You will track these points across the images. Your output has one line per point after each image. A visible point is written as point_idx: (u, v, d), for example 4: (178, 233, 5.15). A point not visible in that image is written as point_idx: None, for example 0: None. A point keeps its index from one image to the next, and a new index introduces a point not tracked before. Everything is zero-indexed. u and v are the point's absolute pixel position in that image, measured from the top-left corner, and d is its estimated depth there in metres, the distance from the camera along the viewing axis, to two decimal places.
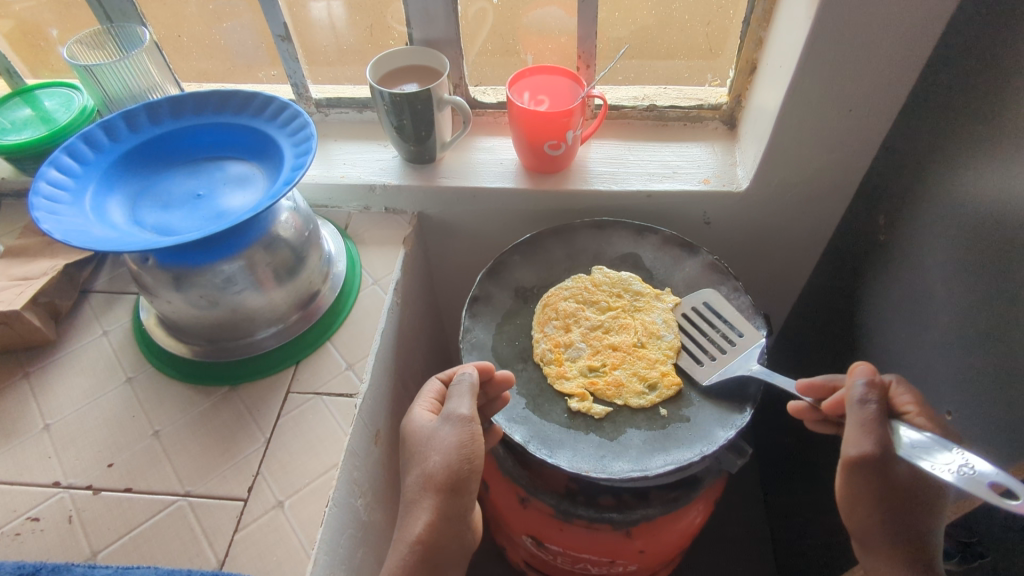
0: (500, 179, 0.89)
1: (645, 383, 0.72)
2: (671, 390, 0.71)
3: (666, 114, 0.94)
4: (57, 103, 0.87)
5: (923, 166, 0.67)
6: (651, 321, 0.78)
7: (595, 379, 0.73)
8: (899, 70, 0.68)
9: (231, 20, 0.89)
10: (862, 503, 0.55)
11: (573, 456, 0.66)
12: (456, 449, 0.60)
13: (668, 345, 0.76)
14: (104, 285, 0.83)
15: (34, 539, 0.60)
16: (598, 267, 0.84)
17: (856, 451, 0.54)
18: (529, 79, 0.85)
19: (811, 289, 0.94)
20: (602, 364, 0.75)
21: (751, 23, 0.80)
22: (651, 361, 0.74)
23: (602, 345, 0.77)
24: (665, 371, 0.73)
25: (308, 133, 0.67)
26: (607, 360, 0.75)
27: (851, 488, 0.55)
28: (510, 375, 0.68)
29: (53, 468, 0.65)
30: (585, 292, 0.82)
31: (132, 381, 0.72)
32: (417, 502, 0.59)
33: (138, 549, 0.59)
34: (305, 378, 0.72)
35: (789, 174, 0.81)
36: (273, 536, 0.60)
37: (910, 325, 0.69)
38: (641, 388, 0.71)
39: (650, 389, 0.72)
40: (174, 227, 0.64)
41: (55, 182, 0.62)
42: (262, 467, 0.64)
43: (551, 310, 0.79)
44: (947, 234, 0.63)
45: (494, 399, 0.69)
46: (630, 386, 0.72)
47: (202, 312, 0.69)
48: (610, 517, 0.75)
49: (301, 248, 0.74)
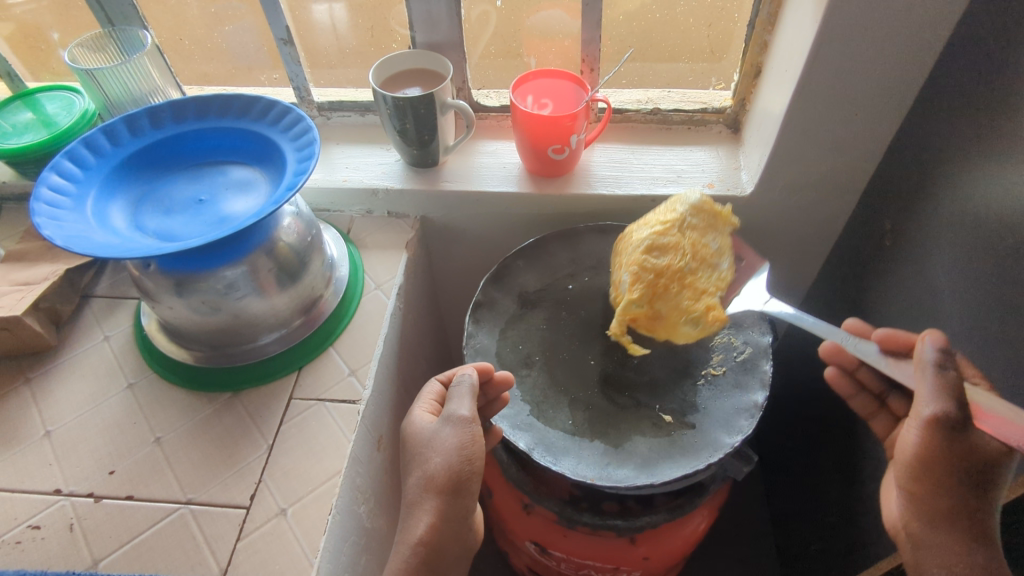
0: (503, 183, 0.88)
1: (689, 318, 0.72)
2: (714, 327, 0.70)
3: (670, 117, 0.94)
4: (59, 106, 0.86)
5: (930, 171, 0.67)
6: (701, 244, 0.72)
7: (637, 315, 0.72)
8: (905, 74, 0.67)
9: (233, 22, 0.89)
10: (937, 471, 0.50)
11: (577, 464, 0.65)
12: (456, 450, 0.59)
13: (718, 274, 0.73)
14: (105, 290, 0.82)
15: (35, 547, 0.59)
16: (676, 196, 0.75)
17: (932, 410, 0.49)
18: (533, 82, 0.84)
19: (816, 294, 0.94)
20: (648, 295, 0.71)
21: (757, 25, 0.80)
22: (697, 293, 0.71)
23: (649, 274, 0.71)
24: (710, 305, 0.71)
25: (311, 138, 0.66)
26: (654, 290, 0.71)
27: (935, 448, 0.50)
28: (509, 376, 0.67)
29: (54, 475, 0.64)
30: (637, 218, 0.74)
31: (134, 386, 0.72)
32: (418, 504, 0.58)
33: (139, 557, 0.58)
34: (307, 384, 0.72)
35: (795, 179, 0.80)
36: (276, 544, 0.59)
37: (917, 331, 0.68)
38: (686, 324, 0.72)
39: (696, 323, 0.72)
40: (176, 233, 0.64)
41: (56, 188, 0.61)
42: (265, 475, 0.64)
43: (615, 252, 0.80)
44: (955, 240, 0.62)
45: (494, 400, 0.68)
46: (673, 320, 0.73)
47: (204, 318, 0.69)
48: (615, 524, 0.74)
49: (304, 253, 0.73)
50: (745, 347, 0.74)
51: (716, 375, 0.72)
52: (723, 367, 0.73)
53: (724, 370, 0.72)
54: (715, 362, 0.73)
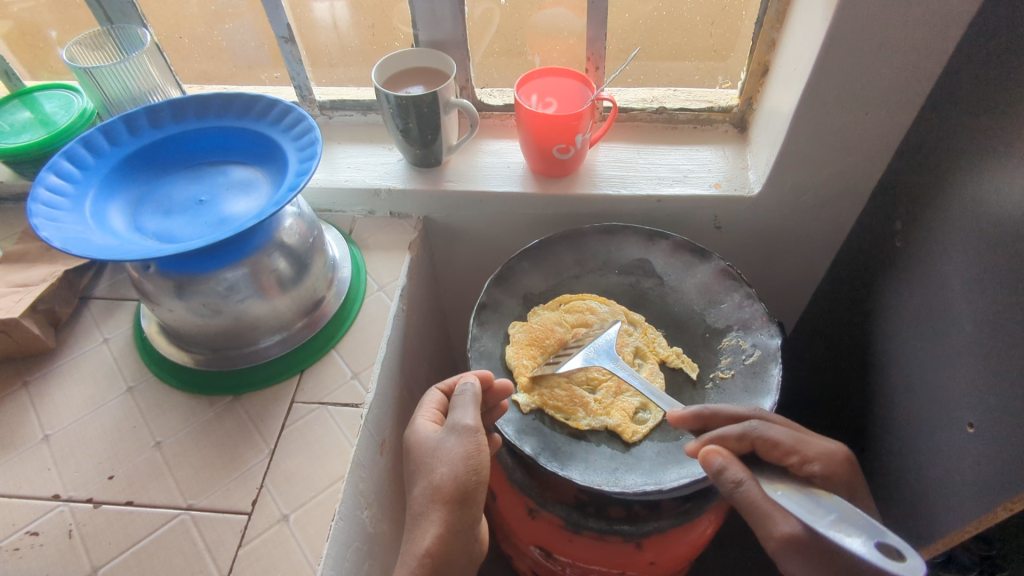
0: (506, 183, 0.87)
1: (636, 410, 0.70)
2: (654, 420, 0.68)
3: (676, 116, 0.93)
4: (57, 105, 0.85)
5: (942, 172, 0.66)
6: (558, 322, 0.79)
7: (625, 403, 0.70)
8: (918, 71, 0.66)
9: (233, 20, 0.88)
10: None
11: (585, 469, 0.64)
12: (463, 460, 0.58)
13: (549, 388, 0.72)
14: (104, 291, 0.81)
15: (34, 554, 0.58)
16: (536, 310, 0.80)
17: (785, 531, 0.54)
18: (537, 81, 0.83)
19: (823, 295, 0.93)
20: (591, 382, 0.73)
21: (764, 23, 0.79)
22: (612, 401, 0.71)
23: (612, 400, 0.71)
24: (619, 411, 0.69)
25: (313, 138, 0.65)
26: (593, 376, 0.74)
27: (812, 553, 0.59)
28: (508, 384, 0.67)
29: (53, 480, 0.63)
30: (544, 398, 0.71)
31: (133, 390, 0.71)
32: (426, 515, 0.57)
33: (140, 564, 0.57)
34: (310, 388, 0.71)
35: (803, 179, 0.79)
36: (278, 552, 0.58)
37: (928, 334, 0.67)
38: (640, 412, 0.70)
39: (643, 412, 0.70)
40: (176, 234, 0.63)
41: (54, 188, 0.60)
42: (267, 480, 0.63)
43: (585, 316, 0.79)
44: (967, 242, 0.61)
45: (492, 408, 0.68)
46: (628, 404, 0.70)
47: (205, 320, 0.68)
48: (622, 529, 0.73)
49: (305, 255, 0.72)
50: (753, 351, 0.73)
51: (724, 379, 0.72)
52: (730, 370, 0.72)
53: (732, 374, 0.72)
54: (723, 365, 0.73)
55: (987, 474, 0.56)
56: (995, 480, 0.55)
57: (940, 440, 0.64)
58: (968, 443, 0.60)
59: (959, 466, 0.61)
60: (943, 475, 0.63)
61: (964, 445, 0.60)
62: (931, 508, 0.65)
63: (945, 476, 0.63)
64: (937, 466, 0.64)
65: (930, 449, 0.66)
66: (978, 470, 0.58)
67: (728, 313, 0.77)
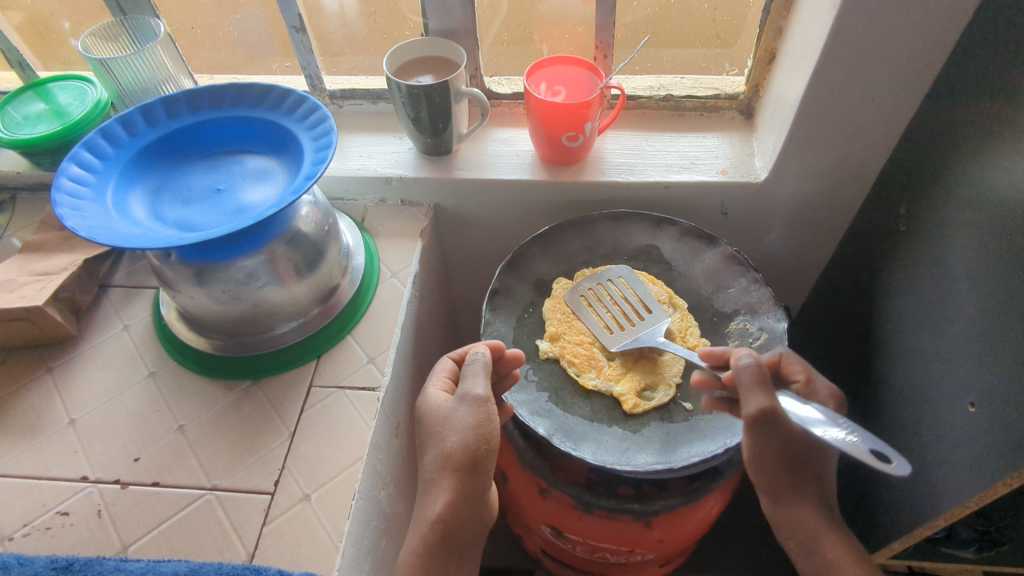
0: (516, 171, 0.88)
1: (646, 386, 0.72)
2: (665, 397, 0.70)
3: (682, 103, 0.94)
4: (71, 96, 0.86)
5: (948, 158, 0.67)
6: None
7: (635, 376, 0.72)
8: (923, 58, 0.67)
9: (243, 11, 0.89)
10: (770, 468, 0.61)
11: (596, 449, 0.66)
12: (472, 428, 0.60)
13: (569, 343, 0.76)
14: (122, 280, 0.83)
15: (65, 533, 0.60)
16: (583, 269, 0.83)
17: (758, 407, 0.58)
18: (546, 70, 0.84)
19: (829, 280, 0.94)
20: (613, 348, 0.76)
21: (771, 11, 0.79)
22: (623, 370, 0.73)
23: (626, 369, 0.73)
24: (628, 383, 0.71)
25: (328, 127, 0.66)
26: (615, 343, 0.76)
27: (756, 447, 0.60)
28: (519, 354, 0.69)
29: (80, 463, 0.65)
30: (563, 351, 0.75)
31: (154, 375, 0.73)
32: (436, 482, 0.59)
33: (169, 542, 0.59)
34: (326, 372, 0.73)
35: (808, 166, 0.81)
36: (302, 529, 0.60)
37: (933, 315, 0.68)
38: (650, 388, 0.72)
39: (652, 391, 0.71)
40: (196, 223, 0.64)
41: (76, 178, 0.62)
42: (288, 462, 0.65)
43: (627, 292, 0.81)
44: (972, 227, 0.63)
45: (505, 377, 0.70)
46: (637, 376, 0.72)
47: (224, 307, 0.69)
48: (631, 507, 0.76)
49: (321, 242, 0.73)
50: (760, 333, 0.74)
51: None
52: None
53: None
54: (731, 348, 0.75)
55: (987, 451, 0.58)
56: (994, 458, 0.57)
57: (944, 418, 0.65)
58: (970, 422, 0.61)
59: (960, 444, 0.62)
60: (943, 452, 0.64)
61: (966, 423, 0.61)
62: (928, 484, 0.67)
63: (946, 453, 0.64)
64: (937, 442, 0.66)
65: (931, 429, 0.67)
66: (979, 448, 0.59)
67: (735, 297, 0.79)
